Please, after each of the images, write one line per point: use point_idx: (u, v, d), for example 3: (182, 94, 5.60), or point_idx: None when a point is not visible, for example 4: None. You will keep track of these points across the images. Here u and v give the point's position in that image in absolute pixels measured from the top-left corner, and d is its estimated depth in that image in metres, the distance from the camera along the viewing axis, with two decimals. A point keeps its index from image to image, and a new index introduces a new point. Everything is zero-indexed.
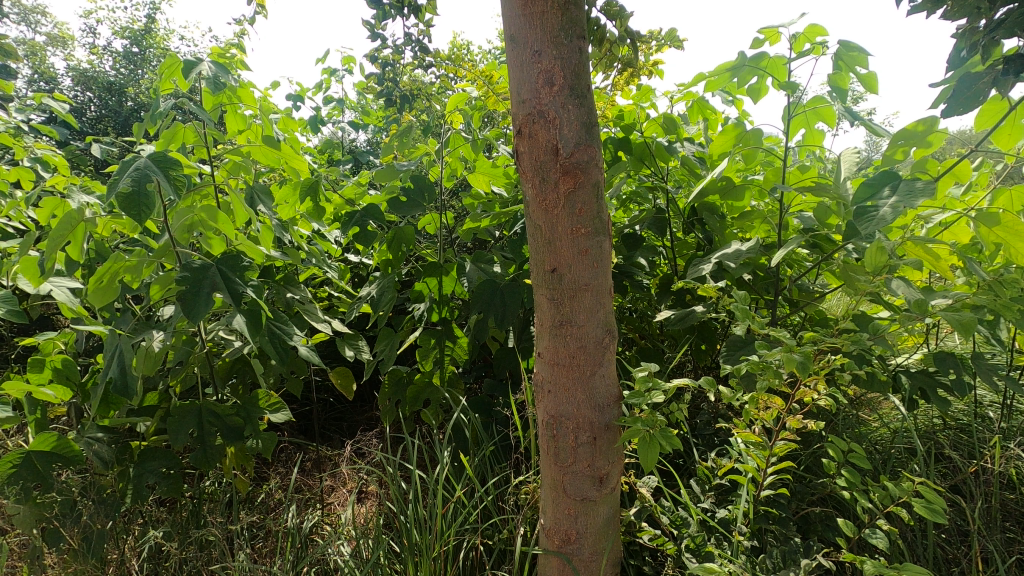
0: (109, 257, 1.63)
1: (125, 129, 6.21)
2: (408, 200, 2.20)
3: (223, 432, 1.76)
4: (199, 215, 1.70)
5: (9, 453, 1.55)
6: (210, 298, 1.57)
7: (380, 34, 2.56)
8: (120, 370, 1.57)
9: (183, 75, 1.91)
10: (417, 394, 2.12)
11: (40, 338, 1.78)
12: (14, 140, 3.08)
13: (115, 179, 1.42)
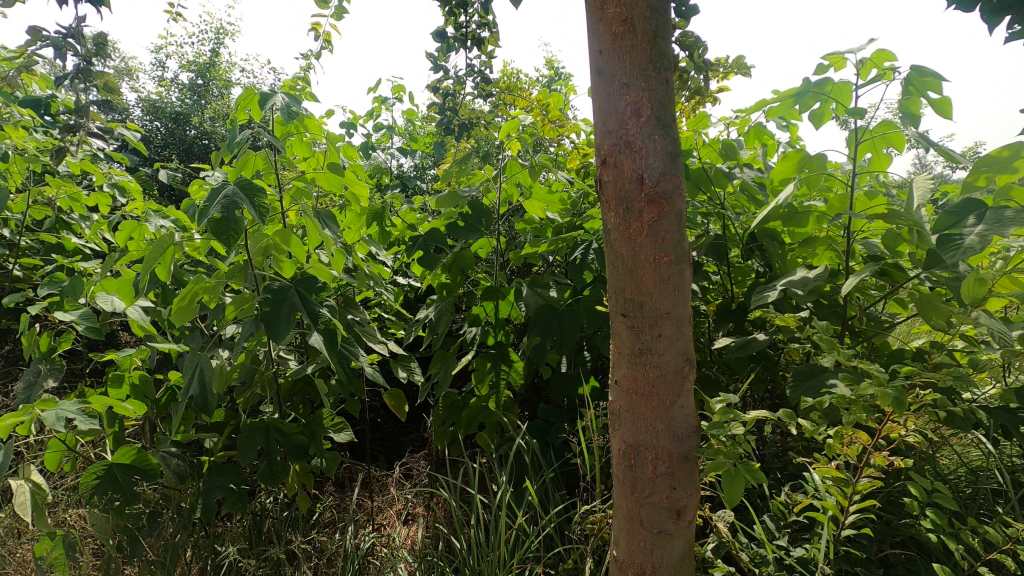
0: (191, 279, 1.73)
1: (188, 156, 6.53)
2: (466, 225, 2.24)
3: (289, 450, 1.80)
4: (273, 240, 1.77)
5: (92, 465, 1.63)
6: (292, 318, 1.66)
7: (442, 66, 2.64)
8: (201, 387, 1.64)
9: (259, 107, 2.02)
10: (472, 417, 2.13)
11: (119, 355, 1.86)
12: (94, 167, 3.28)
13: (206, 206, 1.54)
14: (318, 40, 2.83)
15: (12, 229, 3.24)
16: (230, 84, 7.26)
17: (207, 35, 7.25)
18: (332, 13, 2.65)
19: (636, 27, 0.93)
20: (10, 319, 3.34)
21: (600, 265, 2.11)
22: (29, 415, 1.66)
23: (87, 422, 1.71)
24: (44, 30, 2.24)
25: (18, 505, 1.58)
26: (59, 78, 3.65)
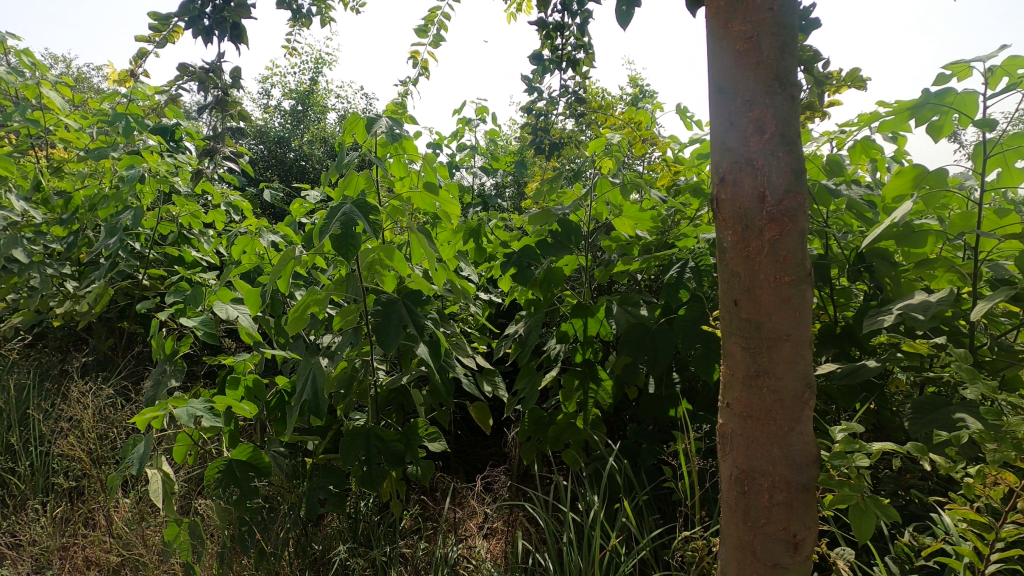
0: (306, 291, 1.87)
1: (287, 177, 7.01)
2: (555, 242, 2.27)
3: (387, 458, 1.89)
4: (379, 255, 1.85)
5: (215, 461, 1.77)
6: (401, 330, 1.76)
7: (535, 87, 2.70)
8: (313, 392, 1.75)
9: (366, 130, 2.16)
10: (559, 435, 2.13)
11: (236, 359, 2.01)
12: (213, 188, 3.61)
13: (326, 223, 1.68)
14: (416, 66, 2.98)
15: (143, 243, 3.61)
16: (326, 109, 7.73)
17: (308, 64, 7.78)
18: (431, 41, 2.79)
19: (761, 44, 0.94)
20: (137, 324, 3.71)
21: (697, 284, 2.02)
22: (162, 412, 1.85)
23: (211, 420, 1.87)
24: (190, 66, 2.52)
25: (153, 492, 1.78)
26: (187, 109, 4.05)
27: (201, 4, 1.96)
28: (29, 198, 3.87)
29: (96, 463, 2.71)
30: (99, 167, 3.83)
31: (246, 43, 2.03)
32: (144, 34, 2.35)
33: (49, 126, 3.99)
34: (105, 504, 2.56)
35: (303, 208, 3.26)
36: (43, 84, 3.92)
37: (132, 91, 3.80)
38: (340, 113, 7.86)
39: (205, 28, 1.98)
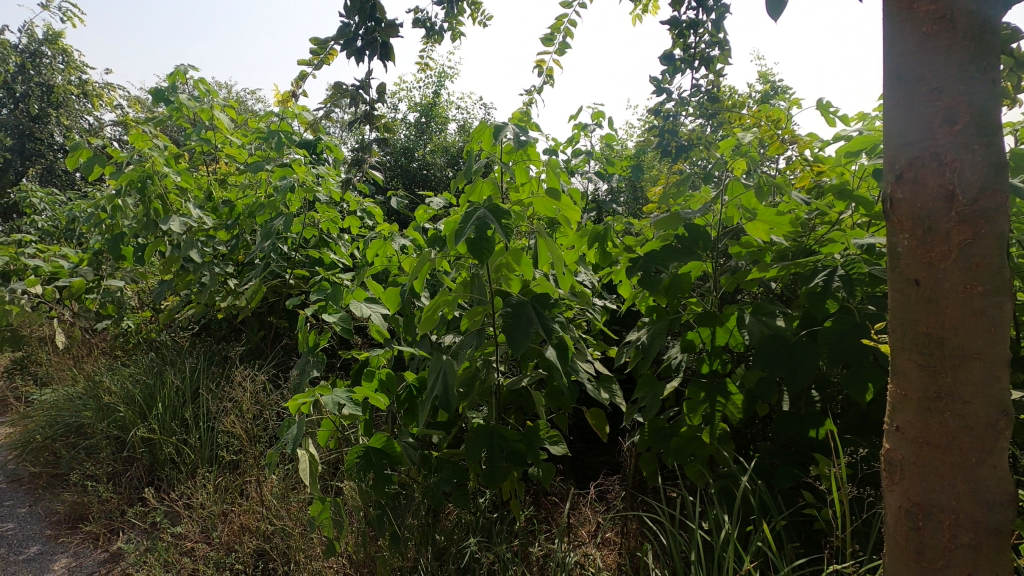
0: (438, 292, 1.96)
1: (409, 185, 7.41)
2: (682, 248, 2.17)
3: (509, 457, 1.93)
4: (507, 259, 1.91)
5: (355, 447, 1.92)
6: (530, 332, 1.78)
7: (666, 88, 2.62)
8: (444, 388, 1.83)
9: (493, 138, 2.22)
10: (682, 447, 2.04)
11: (372, 353, 2.16)
12: (349, 197, 3.93)
13: (462, 227, 1.75)
14: (541, 75, 3.04)
15: (290, 247, 4.02)
16: (446, 120, 8.07)
17: (431, 77, 8.17)
18: (557, 49, 2.83)
19: (955, 25, 0.87)
20: (283, 319, 4.14)
21: (848, 294, 1.85)
22: (312, 398, 2.04)
23: (351, 408, 2.03)
24: (341, 85, 2.77)
25: (302, 469, 1.97)
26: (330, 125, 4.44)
27: (355, 27, 2.15)
28: (203, 207, 4.46)
29: (251, 440, 3.06)
30: (257, 178, 4.32)
31: (393, 61, 2.19)
32: (305, 58, 2.62)
33: (218, 144, 4.57)
34: (258, 478, 2.87)
35: (427, 214, 3.44)
36: (215, 107, 4.50)
37: (285, 110, 4.24)
38: (460, 123, 8.16)
39: (358, 48, 2.17)
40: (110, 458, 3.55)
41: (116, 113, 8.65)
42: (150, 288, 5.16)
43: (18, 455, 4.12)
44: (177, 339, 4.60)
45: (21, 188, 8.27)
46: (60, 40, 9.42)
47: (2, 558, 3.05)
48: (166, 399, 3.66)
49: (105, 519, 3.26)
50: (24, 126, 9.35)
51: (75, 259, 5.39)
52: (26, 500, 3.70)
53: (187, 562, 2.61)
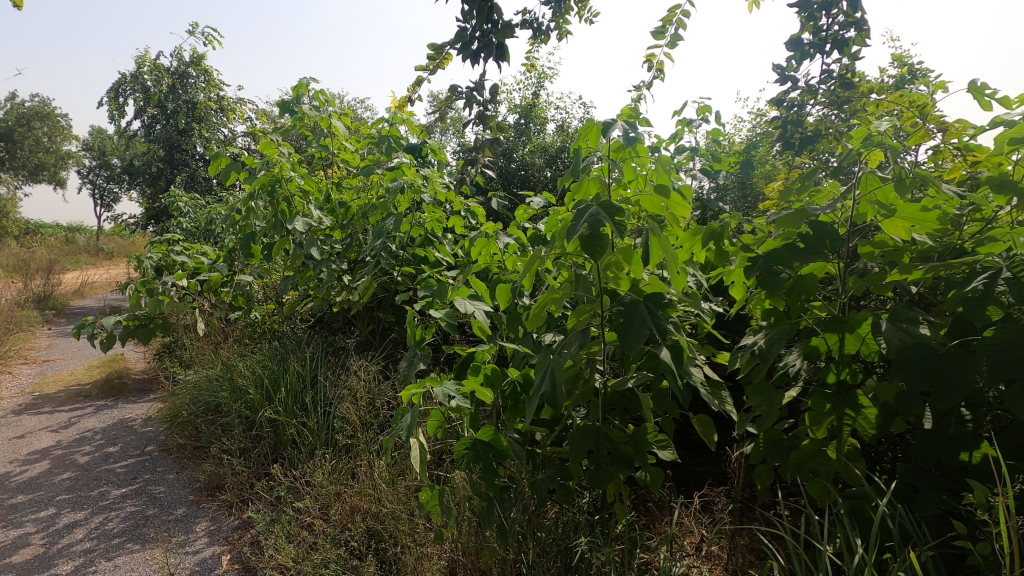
0: (546, 290, 1.97)
1: (506, 186, 7.53)
2: (806, 247, 2.00)
3: (616, 459, 1.90)
4: (616, 257, 1.87)
5: (463, 439, 1.98)
6: (644, 331, 1.74)
7: (792, 77, 2.74)
8: (552, 386, 1.84)
9: (602, 134, 2.18)
10: (804, 462, 1.89)
11: (477, 348, 2.20)
12: (455, 197, 4.08)
13: (574, 224, 1.75)
14: (649, 70, 2.96)
15: (398, 246, 4.22)
16: (545, 120, 8.07)
17: (530, 79, 8.21)
18: (667, 42, 2.74)
19: None
20: (390, 314, 4.37)
21: (1014, 300, 1.62)
22: (423, 389, 2.13)
23: (459, 400, 2.09)
24: (454, 88, 2.88)
25: (413, 457, 2.05)
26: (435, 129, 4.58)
27: (472, 30, 2.23)
28: (322, 208, 4.82)
29: (363, 427, 3.26)
30: (370, 181, 4.59)
31: (508, 61, 2.24)
32: (422, 63, 2.75)
33: (335, 150, 4.91)
34: (369, 462, 3.06)
35: (528, 213, 3.48)
36: (333, 115, 4.84)
37: (396, 116, 4.48)
38: (558, 123, 8.13)
39: (474, 51, 2.24)
40: (241, 435, 3.94)
41: (247, 125, 9.59)
42: (274, 282, 5.66)
43: (168, 427, 4.69)
44: (297, 331, 5.01)
45: (170, 193, 9.38)
46: (202, 62, 10.58)
47: (157, 516, 3.49)
48: (289, 385, 4.00)
49: (237, 490, 3.62)
50: (173, 138, 10.60)
51: (213, 256, 6.03)
52: (174, 468, 4.21)
53: (307, 535, 2.83)
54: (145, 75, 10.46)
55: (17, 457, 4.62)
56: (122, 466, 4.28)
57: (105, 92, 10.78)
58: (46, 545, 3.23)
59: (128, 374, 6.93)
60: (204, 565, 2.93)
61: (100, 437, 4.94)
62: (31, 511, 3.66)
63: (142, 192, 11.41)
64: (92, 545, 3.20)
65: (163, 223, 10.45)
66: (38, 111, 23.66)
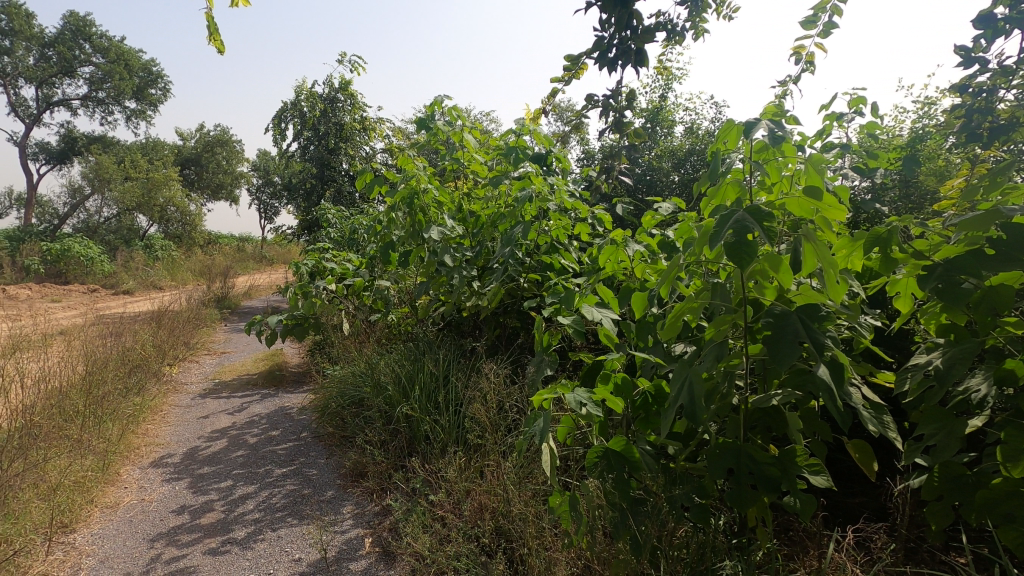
0: (682, 299, 1.91)
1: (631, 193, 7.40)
2: (999, 254, 1.72)
3: (759, 481, 1.77)
4: (762, 265, 1.75)
5: (595, 447, 1.97)
6: (797, 345, 1.62)
7: (979, 59, 2.44)
8: (690, 398, 1.77)
9: (744, 134, 2.05)
10: (993, 504, 1.62)
11: (608, 356, 2.17)
12: (583, 205, 4.10)
13: (718, 231, 1.69)
14: (798, 63, 2.76)
15: (524, 253, 4.32)
16: (673, 122, 7.78)
17: (657, 81, 7.97)
18: (818, 31, 2.54)
19: None
20: (516, 320, 4.49)
21: None
22: (554, 395, 2.16)
23: (591, 408, 2.08)
24: (589, 97, 2.91)
25: (544, 461, 2.08)
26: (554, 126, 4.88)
27: (610, 39, 2.23)
28: (454, 218, 5.08)
29: (492, 428, 3.39)
30: (499, 191, 4.77)
31: (647, 66, 2.22)
32: (557, 75, 2.80)
33: (466, 162, 5.16)
34: (497, 463, 3.17)
35: (657, 220, 3.39)
36: (465, 130, 5.10)
37: (524, 127, 4.60)
38: (687, 125, 7.79)
39: (611, 59, 2.24)
40: (382, 428, 4.28)
41: (386, 143, 10.41)
42: (409, 287, 6.07)
43: (320, 417, 5.23)
44: (430, 333, 5.33)
45: (321, 207, 10.45)
46: (349, 87, 11.69)
47: (311, 496, 3.90)
48: (423, 384, 4.26)
49: (378, 478, 3.93)
50: (323, 157, 11.81)
51: (357, 263, 6.62)
52: (324, 453, 4.67)
53: (440, 527, 3.00)
54: (302, 102, 11.79)
55: (203, 434, 5.42)
56: (283, 449, 4.84)
57: (271, 119, 12.32)
58: (225, 512, 3.75)
59: (286, 367, 7.82)
60: (350, 544, 3.22)
61: (265, 422, 5.64)
62: (215, 481, 4.27)
63: (298, 206, 12.84)
64: (261, 516, 3.66)
65: (315, 233, 11.67)
66: (219, 138, 27.64)
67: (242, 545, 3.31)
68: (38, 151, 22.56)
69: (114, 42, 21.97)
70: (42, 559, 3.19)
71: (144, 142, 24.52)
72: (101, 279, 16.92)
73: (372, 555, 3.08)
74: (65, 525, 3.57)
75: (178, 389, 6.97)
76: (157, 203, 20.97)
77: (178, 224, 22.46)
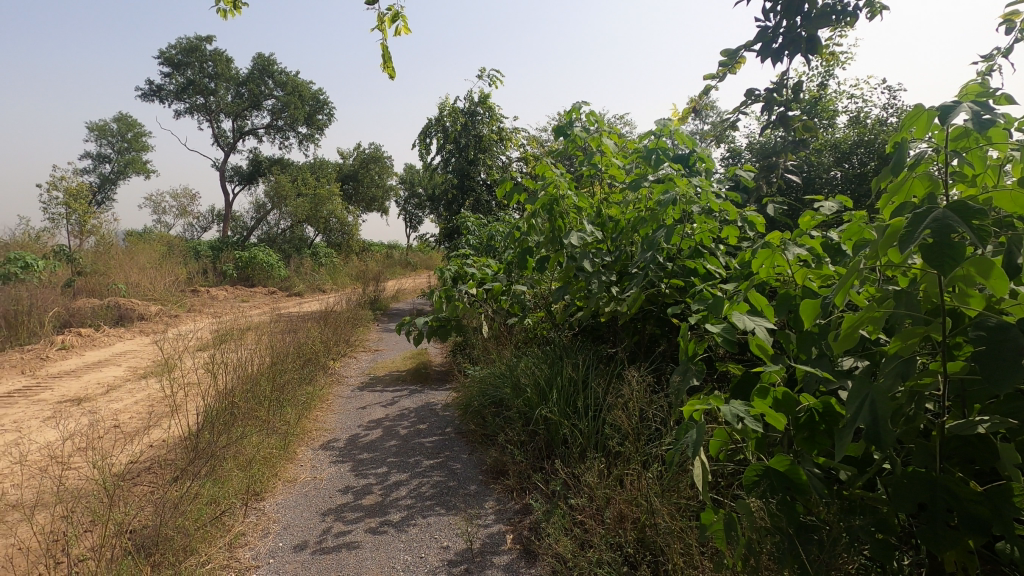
0: (860, 307, 1.70)
1: None
2: None
3: (960, 519, 1.54)
4: (967, 271, 1.50)
5: (755, 464, 1.85)
6: (1019, 366, 1.36)
7: None
8: (872, 419, 1.58)
9: (939, 119, 1.77)
10: None
11: (766, 369, 2.00)
12: (733, 207, 3.85)
13: (911, 232, 1.49)
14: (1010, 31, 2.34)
15: (666, 258, 4.17)
16: (834, 113, 7.01)
17: (815, 68, 7.26)
18: None
19: None
20: (656, 326, 4.36)
21: None
22: (707, 406, 2.07)
23: (750, 424, 1.95)
24: (749, 92, 2.76)
25: (696, 475, 1.99)
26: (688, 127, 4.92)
27: (775, 30, 2.42)
28: (593, 223, 5.07)
29: (635, 437, 3.32)
30: (638, 195, 4.68)
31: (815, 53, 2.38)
32: (711, 72, 2.70)
33: (605, 166, 5.13)
34: (639, 473, 3.10)
35: (818, 220, 3.07)
36: (603, 134, 5.08)
37: (666, 127, 4.46)
38: (852, 115, 6.98)
39: (777, 50, 2.43)
40: (521, 429, 4.41)
41: (522, 152, 10.72)
42: (545, 292, 6.17)
43: (463, 414, 5.52)
44: (567, 338, 5.37)
45: (462, 216, 11.06)
46: (488, 100, 12.23)
47: (456, 489, 4.12)
48: (562, 388, 4.31)
49: (518, 478, 4.05)
50: (464, 168, 12.48)
51: (496, 268, 6.88)
52: (467, 449, 4.92)
53: (582, 532, 3.01)
54: (445, 118, 12.57)
55: (362, 423, 5.99)
56: (430, 442, 5.18)
57: (418, 135, 13.32)
58: (382, 495, 4.11)
59: (431, 366, 8.37)
60: (493, 539, 3.35)
61: (414, 416, 6.08)
62: (373, 467, 4.70)
63: (440, 215, 13.69)
64: (412, 502, 3.95)
65: (455, 241, 12.37)
66: (373, 156, 30.44)
67: (398, 527, 3.60)
68: (233, 174, 26.60)
69: (292, 77, 25.27)
70: (241, 521, 3.74)
71: (313, 162, 27.88)
72: (278, 283, 19.55)
73: (514, 551, 3.18)
74: (256, 494, 4.15)
75: (341, 381, 7.78)
76: (322, 215, 23.66)
77: (339, 234, 25.18)
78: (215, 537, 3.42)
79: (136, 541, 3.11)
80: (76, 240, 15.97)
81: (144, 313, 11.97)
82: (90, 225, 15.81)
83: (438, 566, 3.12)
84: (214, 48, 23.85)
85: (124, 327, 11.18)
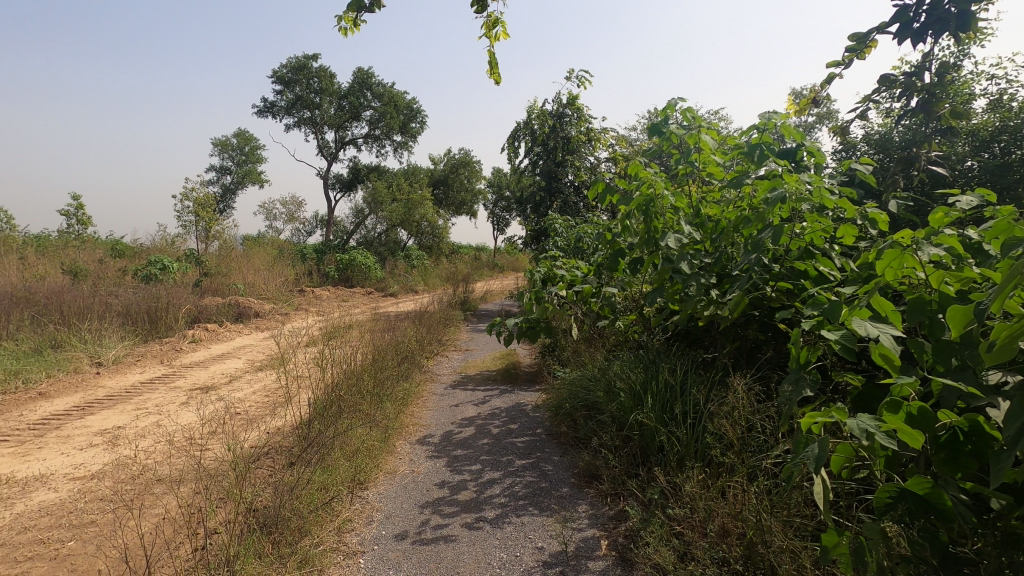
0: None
1: None
2: None
3: None
4: None
5: (888, 485, 1.70)
6: None
7: None
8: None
9: None
10: None
11: (899, 382, 1.79)
12: (850, 203, 3.53)
13: None
14: None
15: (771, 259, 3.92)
16: (969, 96, 6.25)
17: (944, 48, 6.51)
18: None
19: None
20: (760, 332, 4.12)
21: None
22: (828, 419, 1.91)
23: (881, 441, 1.78)
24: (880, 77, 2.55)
25: (816, 492, 1.86)
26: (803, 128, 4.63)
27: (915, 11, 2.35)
28: (691, 223, 4.88)
29: (739, 447, 3.16)
30: (740, 193, 4.43)
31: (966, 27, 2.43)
32: (835, 58, 2.55)
33: (704, 164, 4.91)
34: (744, 485, 2.94)
35: (953, 216, 2.74)
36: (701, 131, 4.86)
37: (770, 120, 4.20)
38: (992, 98, 6.18)
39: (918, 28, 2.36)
40: (615, 433, 4.34)
41: (611, 152, 10.54)
42: (638, 294, 6.02)
43: (554, 416, 5.52)
44: (662, 342, 5.20)
45: (550, 217, 11.07)
46: (576, 101, 12.15)
47: (549, 490, 4.13)
48: (657, 393, 4.18)
49: (612, 483, 3.98)
50: (552, 171, 12.49)
51: (586, 270, 6.81)
52: (558, 451, 4.91)
53: (682, 543, 2.90)
54: (533, 121, 12.65)
55: (455, 420, 6.17)
56: (522, 442, 5.23)
57: (507, 139, 13.50)
58: (477, 492, 4.20)
59: (520, 367, 8.44)
60: (588, 543, 3.32)
61: (505, 415, 6.17)
62: (467, 463, 4.82)
63: (528, 217, 13.79)
64: (506, 501, 4.01)
65: (543, 243, 12.40)
66: (463, 161, 31.28)
67: (492, 524, 3.66)
68: (335, 182, 28.43)
69: (388, 88, 26.56)
70: (347, 508, 3.97)
71: (407, 169, 29.14)
72: (375, 285, 20.63)
73: (610, 557, 3.13)
74: (360, 483, 4.39)
75: (434, 379, 8.06)
76: (415, 220, 24.65)
77: (431, 237, 26.12)
78: (325, 522, 3.66)
79: (259, 520, 3.39)
80: (203, 245, 17.76)
81: (259, 311, 13.07)
82: (214, 231, 17.52)
83: (533, 566, 3.14)
84: (319, 65, 25.60)
85: (243, 324, 12.26)
